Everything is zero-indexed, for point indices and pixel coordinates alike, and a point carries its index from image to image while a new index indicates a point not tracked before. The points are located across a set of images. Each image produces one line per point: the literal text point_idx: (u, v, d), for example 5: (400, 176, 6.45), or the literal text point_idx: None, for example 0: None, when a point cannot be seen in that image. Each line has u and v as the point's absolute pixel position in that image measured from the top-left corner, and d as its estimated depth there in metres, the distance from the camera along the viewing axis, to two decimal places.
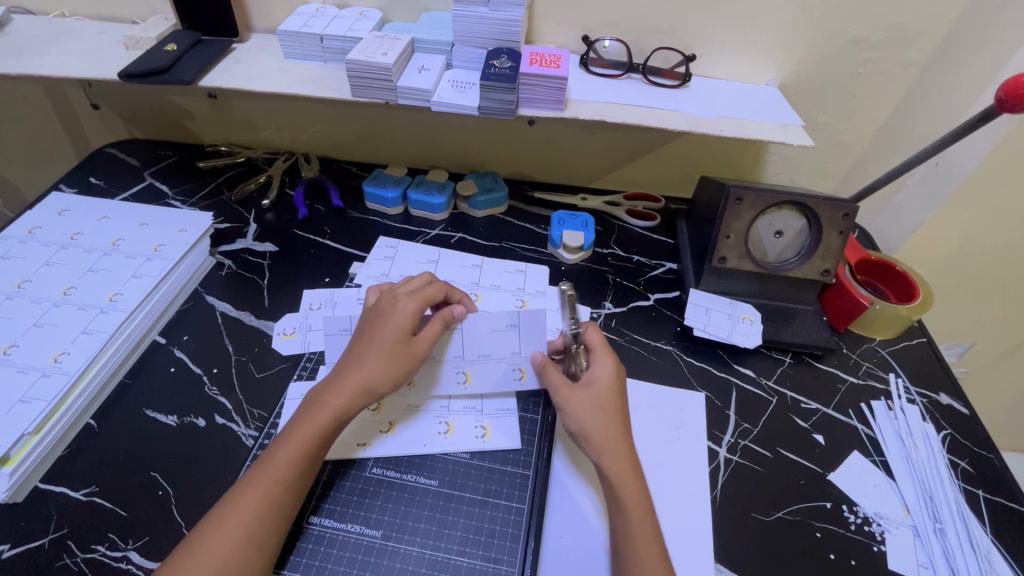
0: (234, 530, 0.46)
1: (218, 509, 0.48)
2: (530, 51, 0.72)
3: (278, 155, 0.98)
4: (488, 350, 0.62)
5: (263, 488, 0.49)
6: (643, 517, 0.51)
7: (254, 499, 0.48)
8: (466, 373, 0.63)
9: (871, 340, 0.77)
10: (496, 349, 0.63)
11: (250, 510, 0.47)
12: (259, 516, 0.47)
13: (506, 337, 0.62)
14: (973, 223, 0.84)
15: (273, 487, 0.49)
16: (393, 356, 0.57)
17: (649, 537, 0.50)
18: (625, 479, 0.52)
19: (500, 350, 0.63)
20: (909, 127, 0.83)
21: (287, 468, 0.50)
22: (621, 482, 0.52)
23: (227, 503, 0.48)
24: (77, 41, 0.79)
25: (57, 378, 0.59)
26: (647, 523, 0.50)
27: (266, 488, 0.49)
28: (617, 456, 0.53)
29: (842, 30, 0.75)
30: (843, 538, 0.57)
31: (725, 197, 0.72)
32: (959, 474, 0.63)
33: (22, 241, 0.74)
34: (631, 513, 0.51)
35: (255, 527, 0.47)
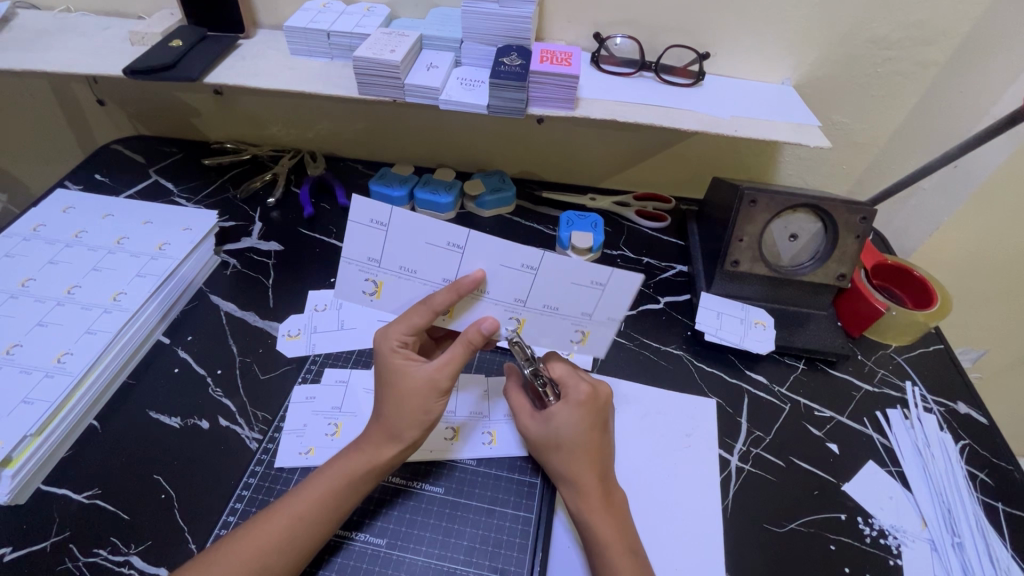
0: (248, 557, 0.45)
1: (226, 540, 0.47)
2: (540, 48, 0.70)
3: (283, 153, 0.97)
4: (559, 303, 0.54)
5: (283, 522, 0.48)
6: (622, 556, 0.49)
7: (267, 531, 0.47)
8: (521, 318, 0.56)
9: (887, 347, 0.75)
10: (566, 305, 0.54)
11: (266, 541, 0.46)
12: (276, 548, 0.46)
13: (519, 277, 0.53)
14: (992, 228, 0.82)
15: (292, 521, 0.48)
16: (414, 396, 0.52)
17: (633, 566, 0.49)
18: (591, 517, 0.51)
19: (569, 307, 0.55)
20: (928, 129, 0.81)
21: (312, 504, 0.49)
22: (590, 522, 0.51)
23: (236, 535, 0.47)
24: (82, 36, 0.78)
25: (61, 378, 0.59)
26: (629, 562, 0.49)
27: (278, 521, 0.48)
28: (586, 499, 0.52)
29: (862, 26, 0.72)
30: (859, 551, 0.56)
31: (739, 199, 0.71)
32: (978, 486, 0.62)
33: (27, 238, 0.74)
34: (611, 553, 0.49)
35: (272, 559, 0.46)
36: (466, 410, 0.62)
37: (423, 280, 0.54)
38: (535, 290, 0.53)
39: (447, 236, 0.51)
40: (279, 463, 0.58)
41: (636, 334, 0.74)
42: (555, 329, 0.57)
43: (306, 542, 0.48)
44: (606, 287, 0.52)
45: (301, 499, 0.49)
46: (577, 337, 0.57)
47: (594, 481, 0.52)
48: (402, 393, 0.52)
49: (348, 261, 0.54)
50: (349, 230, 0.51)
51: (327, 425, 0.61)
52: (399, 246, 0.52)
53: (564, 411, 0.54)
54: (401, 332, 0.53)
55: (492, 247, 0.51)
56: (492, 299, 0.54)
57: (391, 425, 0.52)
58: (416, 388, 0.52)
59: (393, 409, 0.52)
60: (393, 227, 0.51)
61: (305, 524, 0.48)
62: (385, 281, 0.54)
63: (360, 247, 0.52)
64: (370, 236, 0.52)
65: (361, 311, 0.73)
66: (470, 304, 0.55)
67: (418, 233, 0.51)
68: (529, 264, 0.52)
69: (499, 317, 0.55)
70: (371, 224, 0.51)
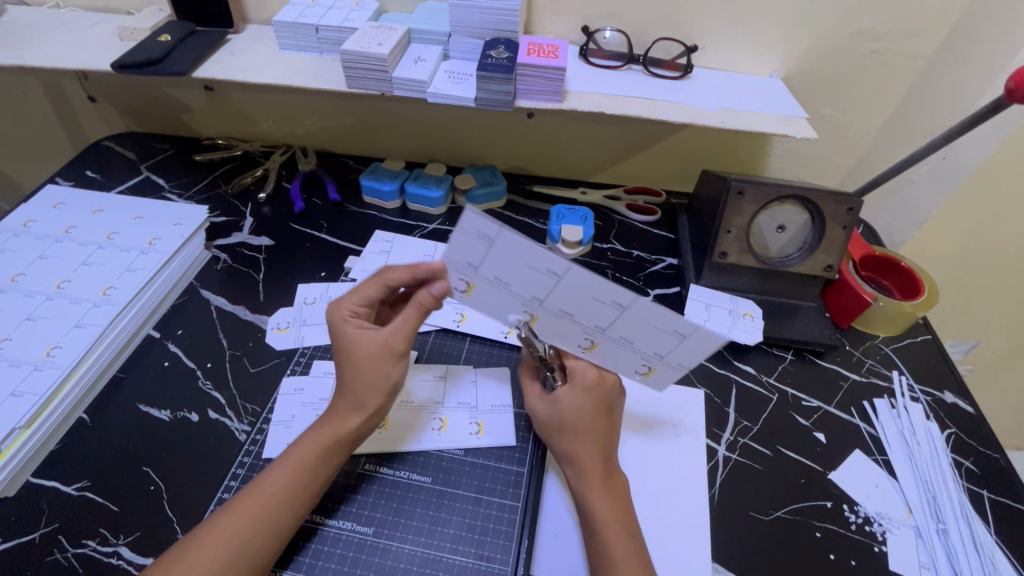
0: (226, 539, 0.46)
1: (205, 525, 0.47)
2: (527, 41, 0.70)
3: (275, 149, 0.97)
4: (640, 341, 0.50)
5: (260, 502, 0.48)
6: (620, 533, 0.50)
7: (243, 513, 0.47)
8: (595, 343, 0.52)
9: (875, 338, 0.76)
10: (646, 343, 0.50)
11: (240, 522, 0.47)
12: (252, 528, 0.47)
13: (609, 313, 0.48)
14: (980, 219, 0.82)
15: (265, 499, 0.48)
16: (370, 361, 0.53)
17: (627, 550, 0.49)
18: (590, 496, 0.52)
19: (648, 346, 0.51)
20: (916, 121, 0.81)
21: (289, 482, 0.49)
22: (587, 498, 0.52)
23: (216, 519, 0.47)
24: (71, 32, 0.78)
25: (50, 372, 0.59)
26: (625, 541, 0.49)
27: (254, 499, 0.48)
28: (587, 478, 0.53)
29: (849, 19, 0.73)
30: (845, 539, 0.56)
31: (726, 190, 0.71)
32: (963, 474, 0.62)
33: (17, 233, 0.74)
34: (607, 530, 0.50)
35: (248, 539, 0.46)
36: (454, 401, 0.63)
37: (511, 292, 0.48)
38: (622, 325, 0.49)
39: (551, 263, 0.44)
40: (268, 454, 0.58)
41: None
42: (624, 358, 0.53)
43: (284, 522, 0.48)
44: (690, 338, 0.48)
45: (278, 479, 0.49)
46: (641, 369, 0.54)
47: (596, 460, 0.53)
48: (358, 356, 0.53)
49: (445, 257, 0.47)
50: (453, 233, 0.44)
51: (316, 417, 0.61)
52: (500, 259, 0.45)
53: (569, 394, 0.55)
54: (355, 305, 0.55)
55: (598, 286, 0.45)
56: (575, 322, 0.50)
57: (352, 393, 0.53)
58: (369, 352, 0.53)
59: (351, 375, 0.53)
60: (501, 242, 0.43)
61: (284, 504, 0.48)
62: (475, 286, 0.48)
63: (459, 250, 0.45)
64: (473, 242, 0.44)
65: None
66: (551, 322, 0.51)
67: (522, 255, 0.43)
68: (625, 305, 0.47)
69: (573, 335, 0.52)
70: (478, 234, 0.43)
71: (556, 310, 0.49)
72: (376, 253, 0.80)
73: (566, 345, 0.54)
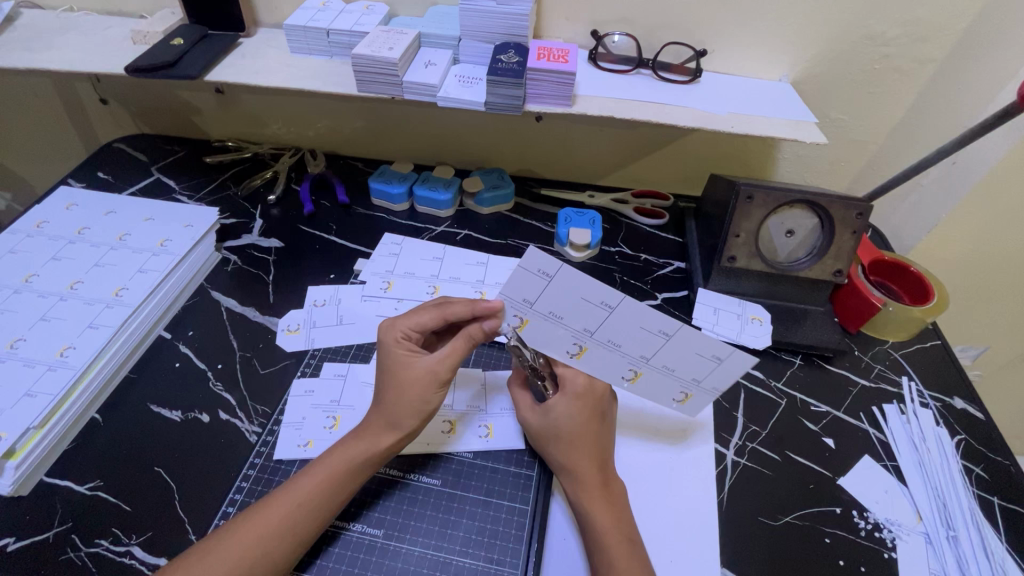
0: (248, 547, 0.46)
1: (226, 529, 0.48)
2: (537, 46, 0.71)
3: (284, 151, 0.98)
4: (678, 365, 0.56)
5: (286, 511, 0.48)
6: (621, 541, 0.50)
7: (267, 523, 0.47)
8: (638, 372, 0.57)
9: (884, 343, 0.75)
10: (683, 368, 0.56)
11: (263, 531, 0.47)
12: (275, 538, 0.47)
13: (652, 340, 0.53)
14: (989, 224, 0.82)
15: (289, 510, 0.48)
16: (414, 385, 0.54)
17: (629, 555, 0.49)
18: (588, 504, 0.52)
19: (685, 370, 0.56)
20: (925, 125, 0.81)
21: (314, 493, 0.50)
22: (586, 507, 0.52)
23: (237, 524, 0.48)
24: (85, 35, 0.79)
25: (64, 372, 0.60)
26: (626, 548, 0.50)
27: (278, 509, 0.48)
28: (583, 486, 0.53)
29: (859, 23, 0.73)
30: (854, 544, 0.56)
31: (735, 195, 0.71)
32: (973, 481, 0.62)
33: (31, 234, 0.75)
34: (608, 538, 0.50)
35: (271, 550, 0.46)
36: (464, 403, 0.63)
37: (565, 326, 0.53)
38: (663, 351, 0.54)
39: (605, 296, 0.50)
40: (278, 455, 0.58)
41: None
42: (662, 386, 0.59)
43: (306, 532, 0.48)
44: (724, 361, 0.54)
45: (300, 490, 0.50)
46: (679, 396, 0.60)
47: (591, 468, 0.54)
48: (402, 378, 0.54)
49: (503, 295, 0.53)
50: (514, 273, 0.50)
51: (326, 418, 0.62)
52: (558, 295, 0.51)
53: (561, 402, 0.56)
54: (411, 329, 0.57)
55: (644, 315, 0.51)
56: (620, 352, 0.55)
57: (390, 415, 0.54)
58: (413, 377, 0.54)
59: (392, 397, 0.54)
60: (558, 278, 0.49)
61: (305, 514, 0.49)
62: (531, 320, 0.53)
63: (519, 287, 0.51)
64: (532, 281, 0.50)
65: (359, 307, 0.74)
66: (599, 353, 0.55)
67: (579, 290, 0.49)
68: (667, 331, 0.52)
69: (620, 369, 0.56)
70: (537, 273, 0.49)
71: (606, 340, 0.54)
72: (385, 255, 0.81)
73: (611, 378, 0.58)
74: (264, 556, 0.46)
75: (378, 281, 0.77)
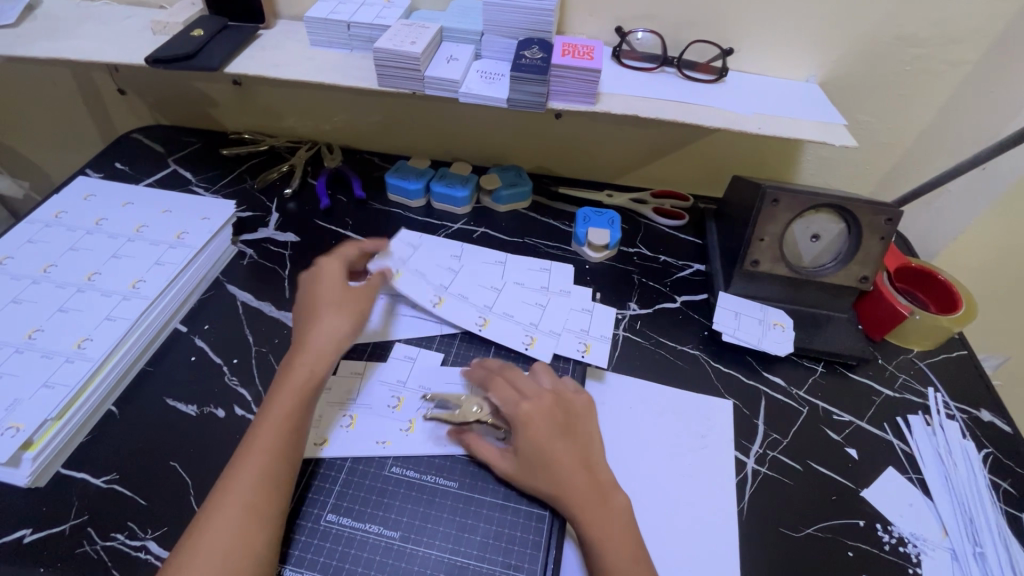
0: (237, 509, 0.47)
1: (207, 510, 0.47)
2: (562, 42, 0.69)
3: (301, 144, 0.97)
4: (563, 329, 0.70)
5: (262, 461, 0.50)
6: (624, 555, 0.50)
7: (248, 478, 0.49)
8: (535, 339, 0.69)
9: (908, 352, 0.74)
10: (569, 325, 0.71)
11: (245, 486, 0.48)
12: (257, 487, 0.48)
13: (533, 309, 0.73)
14: (1020, 231, 0.80)
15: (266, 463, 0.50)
16: (328, 318, 0.62)
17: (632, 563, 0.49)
18: (586, 523, 0.51)
19: (577, 325, 0.71)
20: (956, 130, 0.79)
21: (280, 438, 0.52)
22: (586, 528, 0.51)
23: (217, 500, 0.48)
24: (105, 25, 0.78)
25: (81, 364, 0.59)
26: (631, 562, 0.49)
27: (254, 460, 0.50)
28: (579, 507, 0.52)
29: (892, 24, 0.71)
30: (877, 558, 0.55)
31: (760, 197, 0.69)
32: (1000, 496, 0.60)
33: (49, 224, 0.74)
34: (610, 554, 0.49)
35: (252, 502, 0.48)
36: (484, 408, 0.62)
37: (469, 304, 0.72)
38: (547, 318, 0.72)
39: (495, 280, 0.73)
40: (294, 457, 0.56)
41: (653, 334, 0.74)
42: (565, 344, 0.69)
43: (281, 477, 0.50)
44: (593, 312, 0.73)
45: (263, 442, 0.51)
46: (582, 347, 0.69)
47: (579, 485, 0.52)
48: (333, 293, 0.64)
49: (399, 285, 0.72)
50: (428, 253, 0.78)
51: (344, 416, 0.60)
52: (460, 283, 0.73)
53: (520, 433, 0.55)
54: (331, 278, 0.66)
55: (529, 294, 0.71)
56: (515, 321, 0.71)
57: (320, 337, 0.60)
58: (333, 295, 0.64)
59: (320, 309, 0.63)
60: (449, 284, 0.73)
61: (276, 463, 0.50)
62: (446, 299, 0.72)
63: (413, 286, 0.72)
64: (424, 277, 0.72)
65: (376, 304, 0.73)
66: (498, 324, 0.70)
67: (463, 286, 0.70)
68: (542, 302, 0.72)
69: (518, 334, 0.69)
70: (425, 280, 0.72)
71: (502, 313, 0.72)
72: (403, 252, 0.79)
73: (513, 343, 0.68)
74: (248, 515, 0.47)
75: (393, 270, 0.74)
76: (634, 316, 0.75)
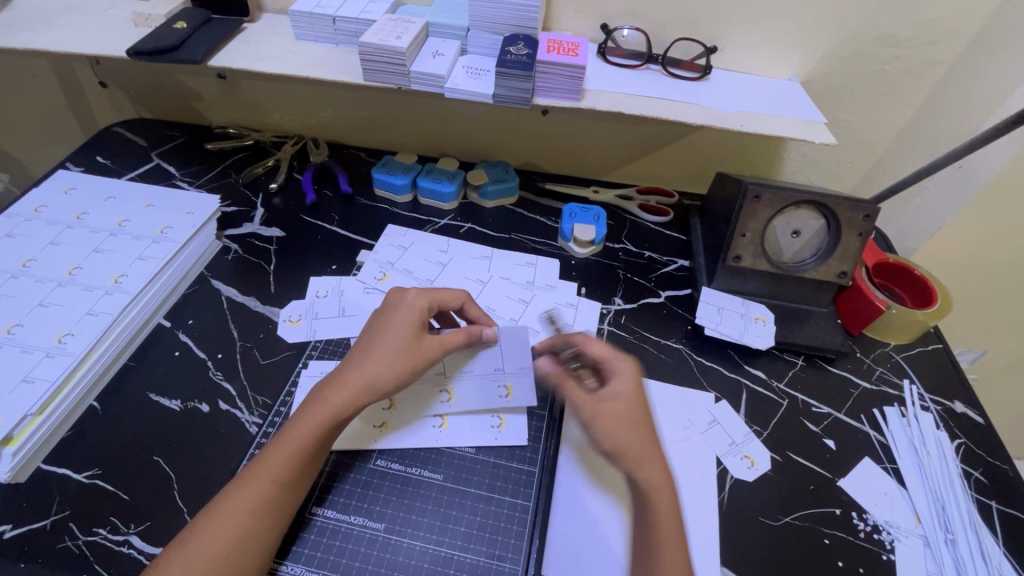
0: (236, 524, 0.46)
1: (202, 519, 0.47)
2: (547, 38, 0.70)
3: (287, 139, 0.97)
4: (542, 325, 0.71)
5: (261, 486, 0.48)
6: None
7: (246, 498, 0.48)
8: None
9: (886, 345, 0.75)
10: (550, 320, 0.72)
11: (246, 507, 0.47)
12: (253, 513, 0.47)
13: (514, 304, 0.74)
14: (993, 229, 0.82)
15: (267, 487, 0.48)
16: (382, 348, 0.56)
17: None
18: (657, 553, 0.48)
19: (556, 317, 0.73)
20: (932, 129, 0.81)
21: (286, 464, 0.50)
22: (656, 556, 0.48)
23: (219, 506, 0.47)
24: (86, 16, 0.77)
25: (62, 359, 0.59)
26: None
27: (258, 484, 0.48)
28: (651, 464, 0.52)
29: (870, 24, 0.72)
30: (853, 547, 0.56)
31: (742, 194, 0.70)
32: (972, 485, 0.62)
33: (28, 219, 0.73)
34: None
35: (248, 528, 0.47)
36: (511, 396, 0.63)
37: None
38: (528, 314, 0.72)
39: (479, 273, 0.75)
40: None
41: (636, 328, 0.74)
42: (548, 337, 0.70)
43: (283, 504, 0.49)
44: (577, 306, 0.75)
45: (272, 467, 0.49)
46: None
47: (644, 447, 0.52)
48: (401, 337, 0.57)
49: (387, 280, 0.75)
50: (421, 249, 0.80)
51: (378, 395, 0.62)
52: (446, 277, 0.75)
53: (618, 386, 0.55)
54: (399, 318, 0.58)
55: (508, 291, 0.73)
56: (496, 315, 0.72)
57: (371, 376, 0.54)
58: (402, 339, 0.56)
59: (381, 350, 0.56)
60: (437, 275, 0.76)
61: (283, 488, 0.49)
62: None
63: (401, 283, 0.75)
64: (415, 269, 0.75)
65: (362, 298, 0.73)
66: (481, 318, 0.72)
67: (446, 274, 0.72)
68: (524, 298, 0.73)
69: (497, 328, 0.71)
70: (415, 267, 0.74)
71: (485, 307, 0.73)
72: (391, 247, 0.80)
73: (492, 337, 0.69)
74: (249, 536, 0.46)
75: (375, 270, 0.76)
76: (618, 311, 0.76)
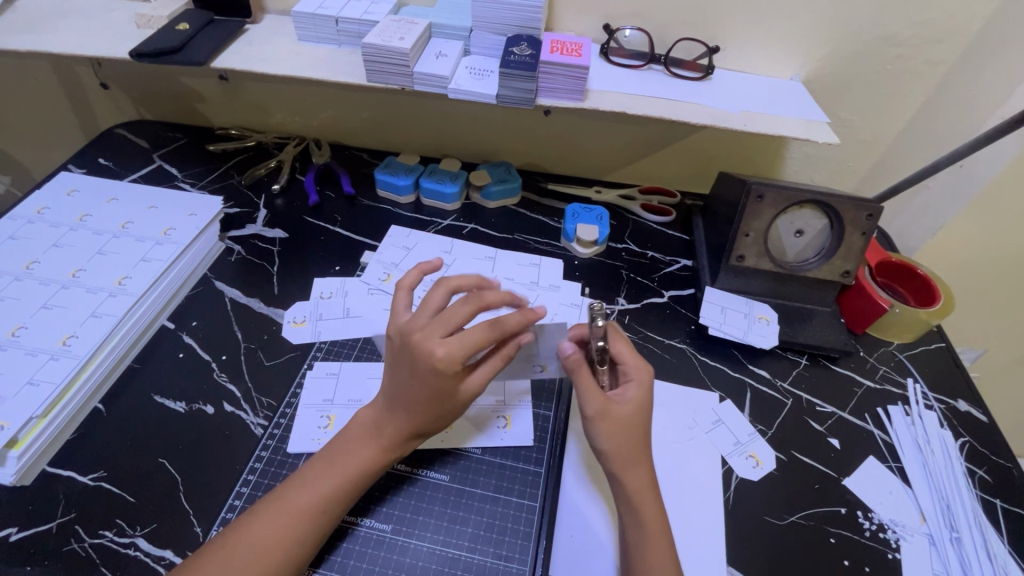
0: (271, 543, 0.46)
1: (237, 532, 0.47)
2: (550, 39, 0.70)
3: (288, 140, 0.97)
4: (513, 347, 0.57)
5: (302, 509, 0.48)
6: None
7: (284, 517, 0.47)
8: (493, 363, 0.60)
9: (889, 344, 0.76)
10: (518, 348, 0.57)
11: (285, 527, 0.47)
12: (297, 538, 0.47)
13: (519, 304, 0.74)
14: (996, 228, 0.82)
15: (308, 509, 0.48)
16: (423, 386, 0.50)
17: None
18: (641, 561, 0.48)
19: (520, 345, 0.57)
20: (934, 129, 0.81)
21: (329, 491, 0.49)
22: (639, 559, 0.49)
23: (257, 522, 0.47)
24: (88, 18, 0.77)
25: (66, 361, 0.59)
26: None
27: (298, 504, 0.48)
28: (638, 466, 0.52)
29: (872, 24, 0.72)
30: (859, 545, 0.57)
31: (745, 193, 0.70)
32: (977, 483, 0.62)
33: (31, 221, 0.73)
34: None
35: (286, 550, 0.46)
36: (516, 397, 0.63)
37: None
38: None
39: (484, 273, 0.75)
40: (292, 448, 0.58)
41: (640, 328, 0.74)
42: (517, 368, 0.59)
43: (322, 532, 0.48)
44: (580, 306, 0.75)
45: (315, 490, 0.49)
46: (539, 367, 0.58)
47: (633, 451, 0.52)
48: (438, 377, 0.49)
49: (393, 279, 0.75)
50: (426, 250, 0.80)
51: None
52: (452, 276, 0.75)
53: (629, 391, 0.53)
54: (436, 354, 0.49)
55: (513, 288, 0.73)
56: None
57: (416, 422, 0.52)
58: (442, 381, 0.50)
59: (416, 388, 0.50)
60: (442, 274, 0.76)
61: (323, 513, 0.48)
62: None
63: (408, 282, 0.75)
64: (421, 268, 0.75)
65: (366, 299, 0.73)
66: None
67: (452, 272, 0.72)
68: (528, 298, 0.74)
69: None
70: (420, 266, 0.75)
71: None
72: (395, 248, 0.80)
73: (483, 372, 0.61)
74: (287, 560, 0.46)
75: (379, 271, 0.76)
76: (622, 311, 0.76)
